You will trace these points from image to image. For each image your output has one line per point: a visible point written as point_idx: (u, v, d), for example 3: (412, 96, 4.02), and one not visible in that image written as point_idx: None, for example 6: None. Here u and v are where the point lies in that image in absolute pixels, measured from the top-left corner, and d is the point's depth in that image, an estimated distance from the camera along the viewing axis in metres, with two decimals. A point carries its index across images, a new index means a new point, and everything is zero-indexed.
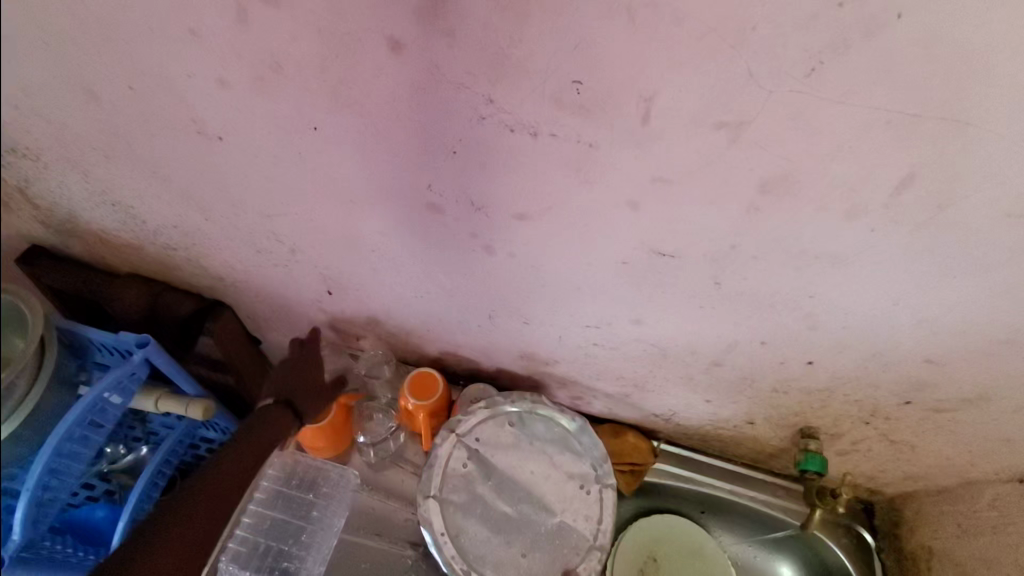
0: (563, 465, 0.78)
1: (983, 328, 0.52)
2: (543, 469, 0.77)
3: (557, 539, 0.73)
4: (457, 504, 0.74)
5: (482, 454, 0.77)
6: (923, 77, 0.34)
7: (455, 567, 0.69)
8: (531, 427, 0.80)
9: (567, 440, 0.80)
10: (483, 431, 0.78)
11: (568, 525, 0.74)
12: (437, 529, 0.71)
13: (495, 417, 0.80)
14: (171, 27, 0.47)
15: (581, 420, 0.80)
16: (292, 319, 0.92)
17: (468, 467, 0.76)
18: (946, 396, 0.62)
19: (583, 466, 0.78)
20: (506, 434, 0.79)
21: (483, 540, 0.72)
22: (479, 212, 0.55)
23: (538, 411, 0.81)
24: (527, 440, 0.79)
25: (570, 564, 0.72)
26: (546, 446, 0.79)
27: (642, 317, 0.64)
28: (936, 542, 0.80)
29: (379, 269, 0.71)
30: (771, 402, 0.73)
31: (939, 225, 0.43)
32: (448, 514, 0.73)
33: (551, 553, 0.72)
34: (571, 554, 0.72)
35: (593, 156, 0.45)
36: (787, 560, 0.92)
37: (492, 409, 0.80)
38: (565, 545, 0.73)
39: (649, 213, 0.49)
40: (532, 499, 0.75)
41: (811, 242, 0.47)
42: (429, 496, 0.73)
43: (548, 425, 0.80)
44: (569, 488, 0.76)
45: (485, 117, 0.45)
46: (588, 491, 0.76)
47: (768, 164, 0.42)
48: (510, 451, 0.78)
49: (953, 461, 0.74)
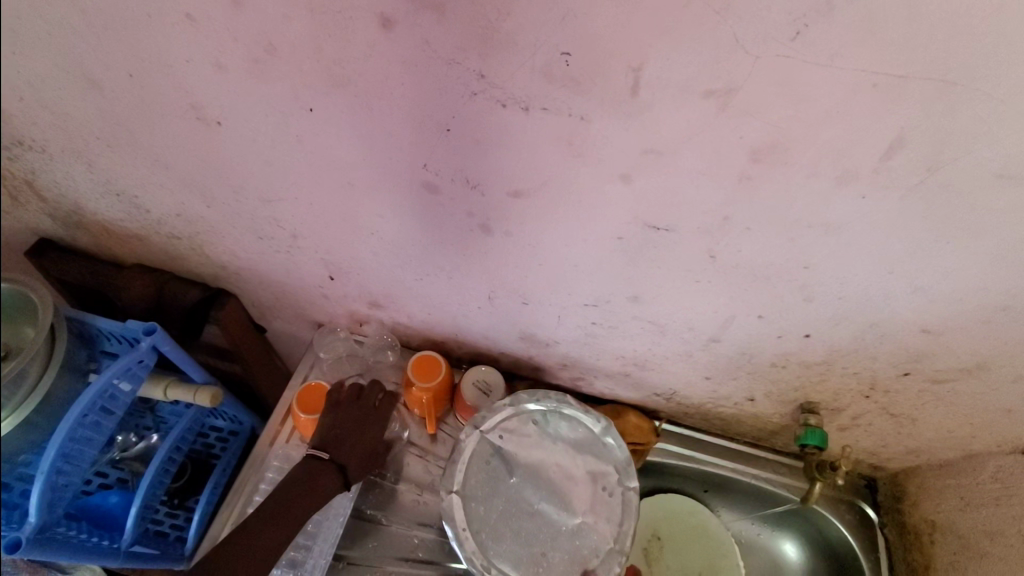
0: (586, 466, 0.73)
1: (979, 295, 0.52)
2: (566, 469, 0.73)
3: (577, 540, 0.68)
4: (480, 500, 0.70)
5: (505, 451, 0.74)
6: (908, 37, 0.34)
7: (475, 564, 0.66)
8: (555, 426, 0.76)
9: (591, 441, 0.75)
10: (507, 428, 0.75)
11: (590, 527, 0.69)
12: (459, 524, 0.68)
13: (519, 414, 0.76)
14: (166, 12, 0.48)
15: (606, 421, 0.75)
16: (296, 306, 0.94)
17: (492, 463, 0.72)
18: (945, 367, 0.62)
19: (607, 468, 0.73)
20: (530, 431, 0.75)
21: (502, 540, 0.68)
22: (475, 190, 0.56)
23: (564, 410, 0.76)
24: (551, 439, 0.75)
25: (590, 566, 0.67)
26: (570, 447, 0.74)
27: (639, 293, 0.64)
28: (939, 515, 0.81)
29: (379, 252, 0.72)
30: (769, 377, 0.73)
31: (931, 189, 0.43)
32: (471, 509, 0.69)
33: (571, 554, 0.67)
34: (591, 557, 0.67)
35: (585, 130, 0.46)
36: (790, 535, 0.93)
37: (516, 406, 0.76)
38: (585, 547, 0.68)
39: (642, 186, 0.50)
40: (553, 498, 0.71)
41: (803, 211, 0.47)
42: (452, 490, 0.70)
43: (573, 425, 0.76)
44: (591, 489, 0.71)
45: (476, 92, 0.46)
46: (610, 494, 0.71)
47: (757, 132, 0.42)
48: (534, 448, 0.74)
49: (955, 434, 0.74)
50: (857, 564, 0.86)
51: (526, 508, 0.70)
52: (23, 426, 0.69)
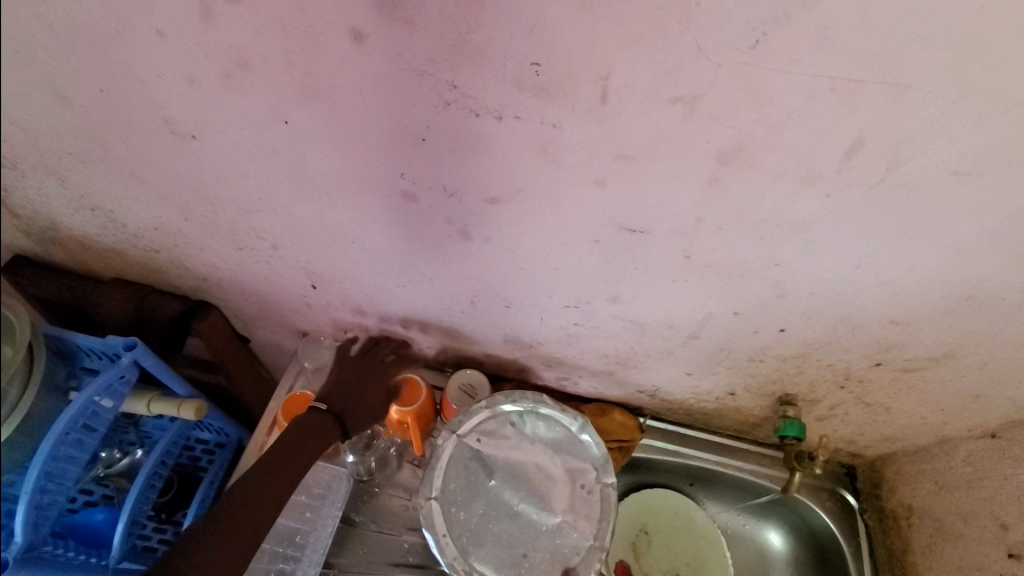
0: (565, 465, 0.73)
1: (943, 285, 0.54)
2: (545, 469, 0.73)
3: (556, 538, 0.70)
4: (460, 506, 0.71)
5: (483, 455, 0.74)
6: (863, 42, 0.36)
7: (457, 568, 0.66)
8: (533, 427, 0.76)
9: (569, 440, 0.75)
10: (485, 432, 0.75)
11: (569, 525, 0.70)
12: (439, 530, 0.68)
13: (496, 417, 0.76)
14: (138, 28, 0.48)
15: (582, 419, 0.74)
16: (279, 315, 0.93)
17: (471, 468, 0.73)
18: (914, 356, 0.64)
19: (585, 467, 0.73)
20: (507, 434, 0.75)
21: (483, 542, 0.69)
22: (452, 198, 0.57)
23: (541, 410, 0.76)
24: (529, 440, 0.75)
25: (571, 564, 0.68)
26: (548, 447, 0.75)
27: (618, 294, 0.66)
28: (915, 499, 0.83)
29: (361, 259, 0.72)
30: (748, 371, 0.75)
31: (891, 187, 0.45)
32: (450, 515, 0.69)
33: (552, 552, 0.68)
34: (572, 554, 0.69)
35: (557, 136, 0.47)
36: (774, 524, 0.95)
37: (493, 408, 0.76)
38: (565, 545, 0.69)
39: (615, 190, 0.51)
40: (532, 500, 0.72)
41: (771, 211, 0.49)
42: (431, 497, 0.69)
43: (551, 425, 0.76)
44: (570, 488, 0.72)
45: (450, 102, 0.46)
46: (589, 492, 0.72)
47: (723, 136, 0.43)
48: (512, 451, 0.74)
49: (927, 420, 0.76)
50: (839, 550, 0.88)
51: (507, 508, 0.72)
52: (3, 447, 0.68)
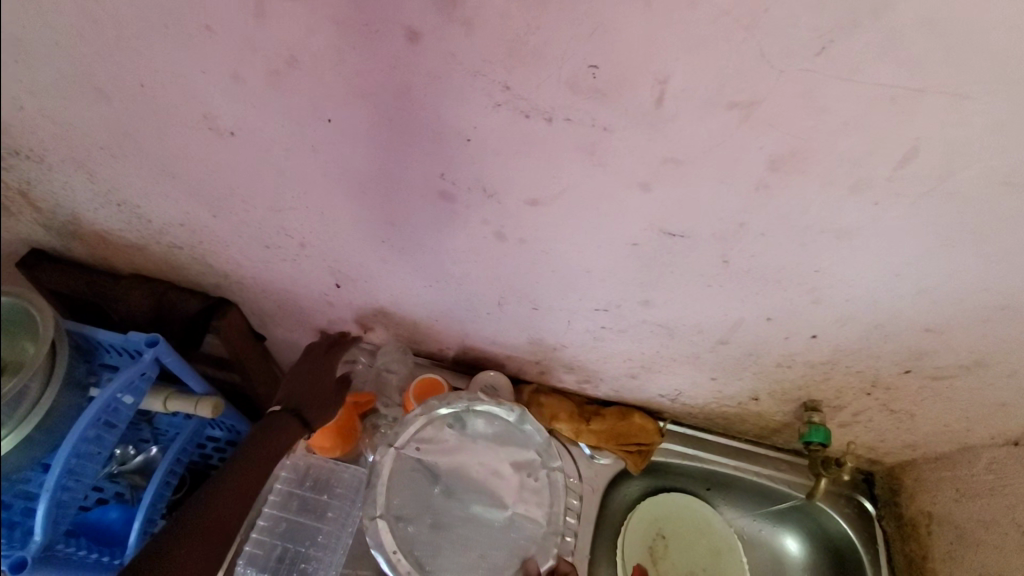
0: (509, 459, 0.75)
1: (982, 295, 0.54)
2: (490, 466, 0.75)
3: (513, 534, 0.72)
4: (408, 519, 0.70)
5: (425, 461, 0.74)
6: (929, 51, 0.36)
7: None
8: (471, 425, 0.76)
9: (509, 432, 0.77)
10: (423, 438, 0.75)
11: (522, 517, 0.72)
12: (390, 548, 0.67)
13: (432, 422, 0.76)
14: (186, 24, 0.47)
15: (520, 409, 0.77)
16: (299, 314, 0.93)
17: (416, 477, 0.73)
18: (944, 363, 0.64)
19: (529, 454, 0.76)
20: (447, 437, 0.75)
21: (436, 547, 0.69)
22: (491, 199, 0.57)
23: (476, 407, 0.77)
24: (470, 440, 0.75)
25: (530, 554, 0.70)
26: (490, 443, 0.76)
27: (650, 298, 0.66)
28: (935, 507, 0.84)
29: (389, 259, 0.72)
30: (775, 377, 0.75)
31: (940, 195, 0.45)
32: (399, 530, 0.69)
33: (508, 547, 0.71)
34: (530, 545, 0.71)
35: (607, 139, 0.47)
36: (793, 531, 0.95)
37: (427, 413, 0.76)
38: (521, 538, 0.71)
39: (660, 194, 0.51)
40: (482, 502, 0.73)
41: (817, 217, 0.49)
42: (377, 514, 0.69)
43: (488, 421, 0.77)
44: (518, 479, 0.74)
45: (500, 103, 0.46)
46: (536, 479, 0.75)
47: (777, 142, 0.43)
48: (454, 453, 0.75)
49: (951, 427, 0.77)
50: (857, 556, 0.89)
51: (456, 516, 0.72)
52: (23, 445, 0.68)
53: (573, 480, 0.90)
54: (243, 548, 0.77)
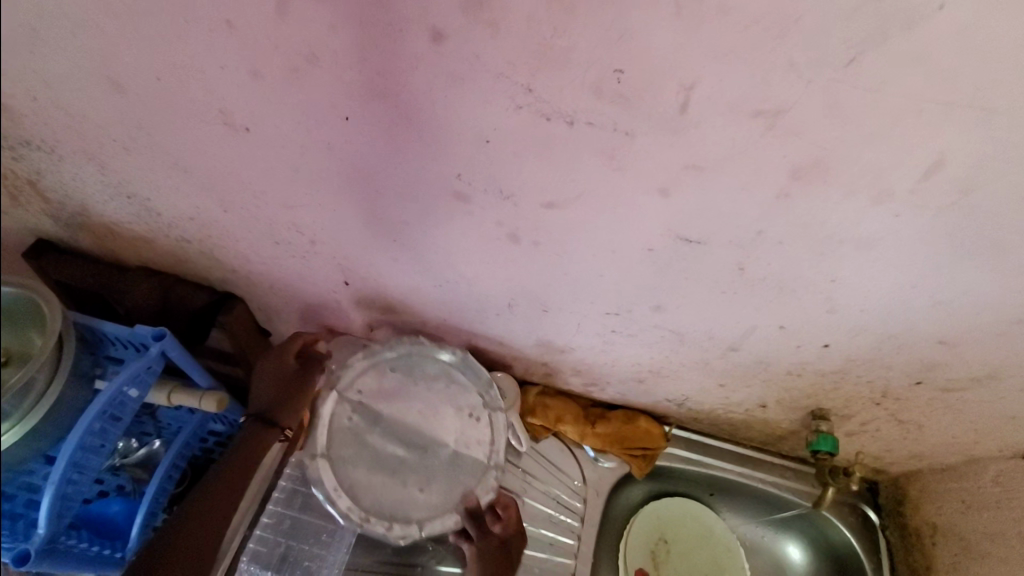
0: (449, 399, 0.84)
1: (1000, 308, 0.54)
2: (428, 407, 0.83)
3: (452, 468, 0.80)
4: (349, 458, 0.79)
5: (367, 404, 0.82)
6: (961, 65, 0.35)
7: (353, 517, 0.75)
8: (412, 369, 0.85)
9: (448, 375, 0.85)
10: (364, 384, 0.83)
11: (461, 453, 0.81)
12: (329, 486, 0.76)
13: (375, 367, 0.84)
14: (206, 19, 0.47)
15: (459, 352, 0.85)
16: (306, 311, 0.93)
17: (356, 420, 0.81)
18: (956, 375, 0.64)
19: (469, 394, 0.84)
20: (388, 380, 0.83)
21: (375, 483, 0.78)
22: (506, 201, 0.56)
23: (417, 353, 0.85)
24: (411, 383, 0.84)
25: (467, 484, 0.80)
26: (431, 385, 0.84)
27: (662, 303, 0.65)
28: (940, 518, 0.84)
29: (400, 258, 0.71)
30: (784, 385, 0.75)
31: (963, 209, 0.45)
32: (339, 468, 0.77)
33: (446, 480, 0.80)
34: (466, 477, 0.80)
35: (627, 145, 0.46)
36: (795, 539, 0.96)
37: (371, 360, 0.84)
38: (459, 469, 0.81)
39: (679, 200, 0.50)
40: (419, 442, 0.81)
41: (836, 228, 0.49)
42: (317, 454, 0.77)
43: (428, 365, 0.85)
44: (456, 418, 0.83)
45: (522, 106, 0.46)
46: (476, 417, 0.83)
47: (800, 151, 0.43)
48: (394, 395, 0.83)
49: (958, 439, 0.76)
50: (859, 565, 0.89)
51: (396, 456, 0.80)
52: (29, 438, 0.67)
53: (576, 484, 0.93)
54: (246, 547, 0.78)
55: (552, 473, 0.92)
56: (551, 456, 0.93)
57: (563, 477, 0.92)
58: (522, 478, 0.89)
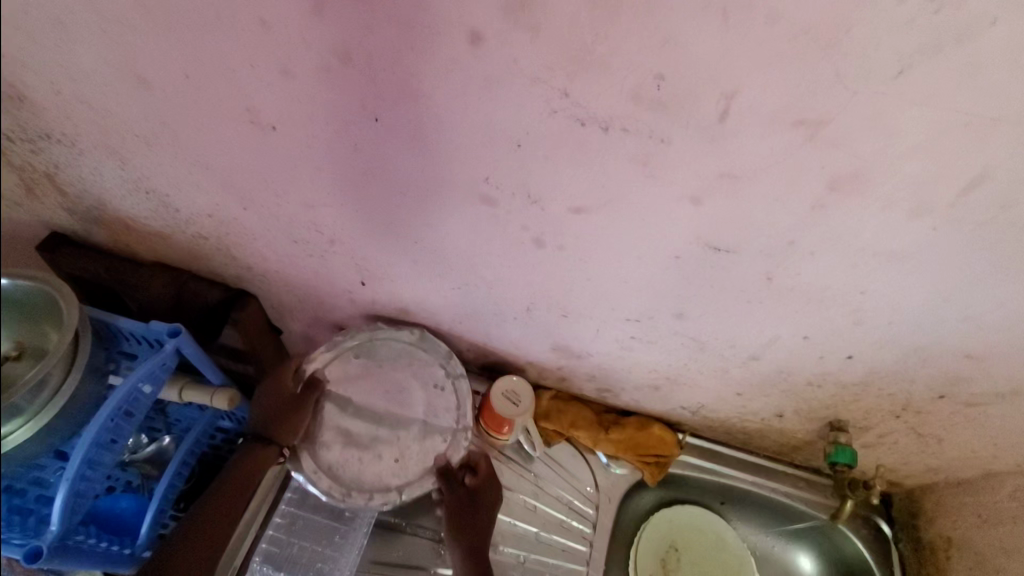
0: (415, 374, 0.84)
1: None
2: (396, 385, 0.84)
3: (426, 437, 0.82)
4: (325, 442, 0.80)
5: (334, 390, 0.82)
6: (1013, 79, 0.35)
7: (334, 494, 0.76)
8: (375, 352, 0.85)
9: (411, 352, 0.85)
10: (330, 371, 0.83)
11: (432, 422, 0.82)
12: (309, 469, 0.78)
13: (337, 355, 0.83)
14: (239, 16, 0.46)
15: (419, 329, 0.85)
16: (320, 310, 0.92)
17: (327, 406, 0.82)
18: (980, 390, 0.64)
19: (432, 367, 0.85)
20: (352, 365, 0.83)
21: (352, 461, 0.79)
22: (533, 205, 0.56)
23: (378, 336, 0.85)
24: (375, 365, 0.84)
25: (443, 451, 0.81)
26: (395, 365, 0.84)
27: (685, 311, 0.65)
28: (956, 532, 0.83)
29: (419, 260, 0.71)
30: (802, 395, 0.74)
31: (1002, 224, 0.44)
32: (317, 453, 0.79)
33: (422, 447, 0.81)
34: (441, 444, 0.82)
35: (662, 152, 0.46)
36: (807, 549, 0.95)
37: (334, 348, 0.83)
38: (434, 438, 0.82)
39: (710, 208, 0.50)
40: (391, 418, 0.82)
41: (871, 240, 0.48)
42: (296, 444, 0.79)
43: (390, 346, 0.85)
44: (425, 391, 0.84)
45: (556, 110, 0.45)
46: (442, 387, 0.84)
47: (840, 163, 0.42)
48: (360, 379, 0.83)
49: (978, 454, 0.76)
50: None
51: (371, 432, 0.81)
52: (41, 434, 0.67)
53: (589, 489, 0.92)
54: (259, 545, 0.78)
55: (566, 479, 0.91)
56: (564, 461, 0.92)
57: (576, 483, 0.92)
58: (535, 481, 0.90)
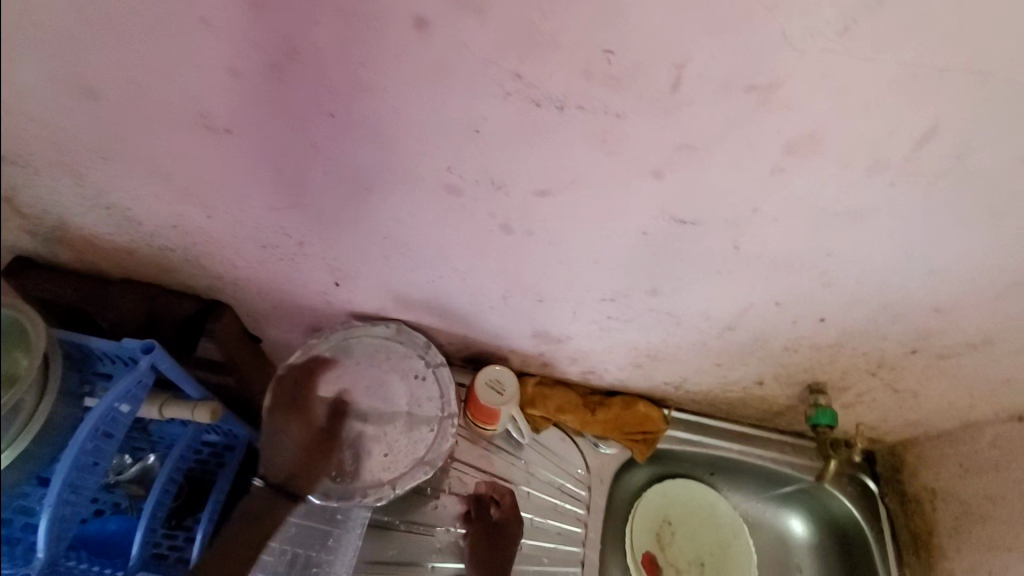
0: (394, 367, 0.84)
1: (993, 271, 0.54)
2: (375, 380, 0.83)
3: (412, 426, 0.81)
4: (311, 447, 0.79)
5: (313, 393, 0.81)
6: (954, 28, 0.35)
7: (325, 495, 0.76)
8: (351, 350, 0.84)
9: (388, 346, 0.85)
10: (306, 375, 0.82)
11: (416, 412, 0.82)
12: None
13: (313, 358, 0.83)
14: (180, 17, 0.45)
15: (394, 325, 0.86)
16: (297, 315, 0.91)
17: (307, 410, 0.80)
18: (950, 342, 0.65)
19: (411, 358, 0.85)
20: (329, 366, 0.83)
21: (340, 460, 0.78)
22: (498, 191, 0.56)
23: (353, 335, 0.85)
24: (352, 362, 0.83)
25: (431, 438, 0.80)
26: (372, 360, 0.84)
27: (659, 287, 0.65)
28: (939, 482, 0.85)
29: (391, 256, 0.70)
30: (780, 361, 0.75)
31: (957, 174, 0.45)
32: (302, 457, 0.78)
33: (410, 438, 0.80)
34: (429, 432, 0.81)
35: (620, 127, 0.46)
36: (796, 512, 0.98)
37: (309, 351, 0.83)
38: (420, 427, 0.81)
39: (673, 181, 0.50)
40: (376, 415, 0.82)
41: (832, 201, 0.49)
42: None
43: (366, 344, 0.85)
44: (406, 382, 0.83)
45: (511, 92, 0.45)
46: (424, 377, 0.84)
47: (794, 126, 0.43)
48: (337, 379, 0.82)
49: (953, 405, 0.78)
50: (862, 535, 0.90)
51: (356, 431, 0.80)
52: (19, 460, 0.65)
53: (580, 471, 0.93)
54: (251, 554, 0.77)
55: (557, 463, 0.92)
56: (554, 445, 0.93)
57: (567, 465, 0.93)
58: (526, 468, 0.90)
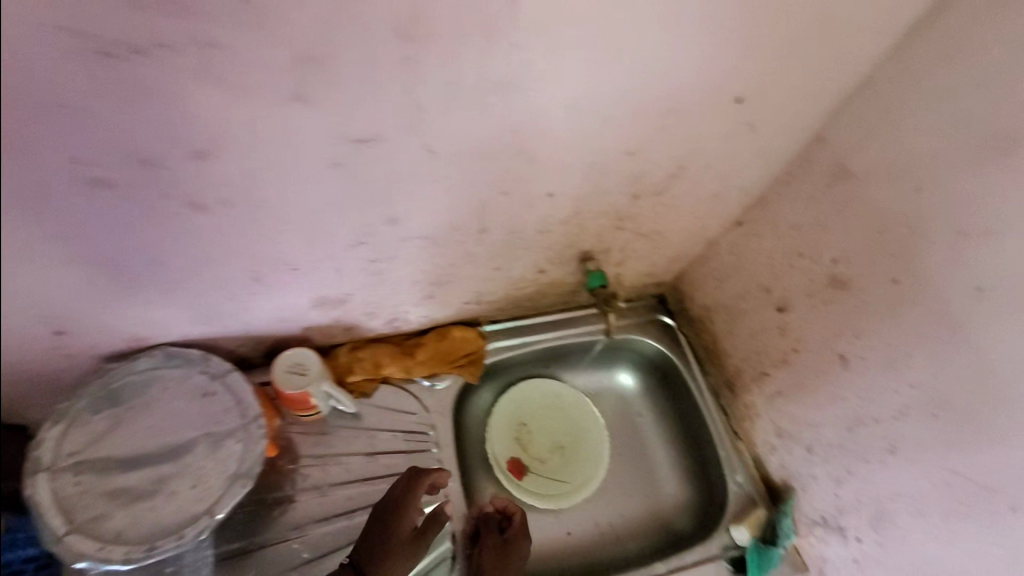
0: (178, 391, 0.75)
1: (647, 104, 0.59)
2: (162, 415, 0.75)
3: (216, 446, 0.74)
4: (103, 516, 0.69)
5: (86, 459, 0.71)
6: None
7: (135, 556, 0.67)
8: (119, 398, 0.74)
9: (163, 374, 0.76)
10: (71, 444, 0.71)
11: (215, 429, 0.75)
12: (92, 549, 0.67)
13: (72, 422, 0.72)
14: None
15: (162, 348, 0.77)
16: (40, 388, 0.77)
17: (85, 479, 0.70)
18: (657, 179, 0.73)
19: (191, 376, 0.76)
20: (97, 423, 0.73)
21: (144, 513, 0.70)
22: (152, 169, 0.49)
23: (114, 380, 0.75)
24: (124, 410, 0.73)
25: (240, 447, 0.74)
26: (151, 397, 0.75)
27: (393, 215, 0.64)
28: (707, 297, 0.99)
29: (90, 284, 0.60)
30: (543, 245, 0.80)
31: (564, 23, 0.48)
32: (94, 530, 0.68)
33: (216, 458, 0.73)
34: (236, 442, 0.74)
35: (224, 56, 0.42)
36: (623, 368, 1.12)
37: (65, 418, 0.72)
38: (224, 441, 0.74)
39: (322, 102, 0.48)
40: (170, 451, 0.73)
41: (478, 78, 0.50)
42: (61, 535, 0.67)
43: (136, 383, 0.75)
44: (195, 403, 0.76)
45: (72, 49, 0.39)
46: (212, 390, 0.76)
47: (391, 9, 0.42)
48: (111, 432, 0.73)
49: (692, 231, 0.89)
50: (673, 366, 1.05)
51: (154, 475, 0.71)
52: None
53: (420, 415, 0.92)
54: None
55: (394, 416, 0.91)
56: (388, 402, 0.92)
57: (404, 413, 0.91)
58: (366, 435, 0.89)
